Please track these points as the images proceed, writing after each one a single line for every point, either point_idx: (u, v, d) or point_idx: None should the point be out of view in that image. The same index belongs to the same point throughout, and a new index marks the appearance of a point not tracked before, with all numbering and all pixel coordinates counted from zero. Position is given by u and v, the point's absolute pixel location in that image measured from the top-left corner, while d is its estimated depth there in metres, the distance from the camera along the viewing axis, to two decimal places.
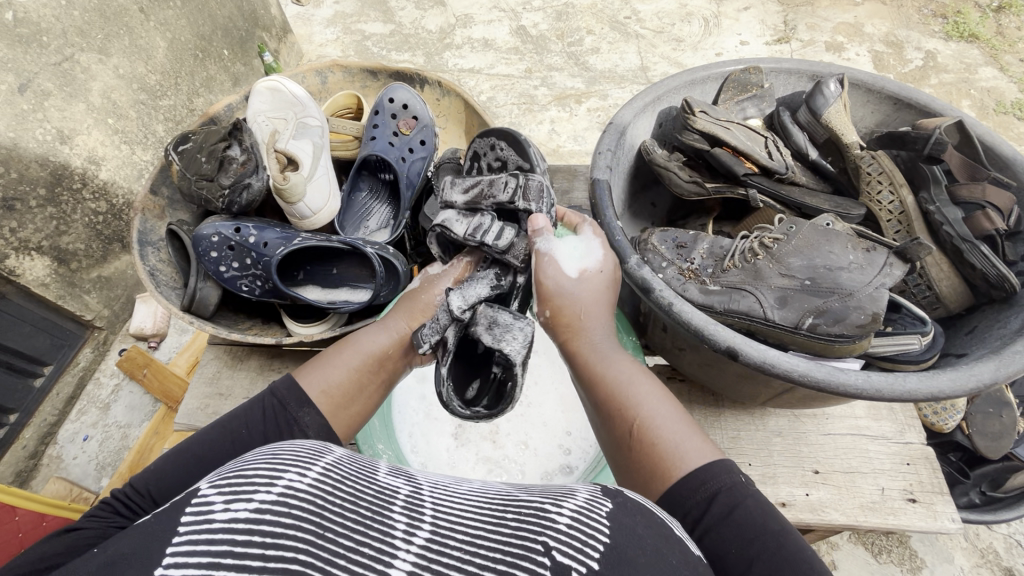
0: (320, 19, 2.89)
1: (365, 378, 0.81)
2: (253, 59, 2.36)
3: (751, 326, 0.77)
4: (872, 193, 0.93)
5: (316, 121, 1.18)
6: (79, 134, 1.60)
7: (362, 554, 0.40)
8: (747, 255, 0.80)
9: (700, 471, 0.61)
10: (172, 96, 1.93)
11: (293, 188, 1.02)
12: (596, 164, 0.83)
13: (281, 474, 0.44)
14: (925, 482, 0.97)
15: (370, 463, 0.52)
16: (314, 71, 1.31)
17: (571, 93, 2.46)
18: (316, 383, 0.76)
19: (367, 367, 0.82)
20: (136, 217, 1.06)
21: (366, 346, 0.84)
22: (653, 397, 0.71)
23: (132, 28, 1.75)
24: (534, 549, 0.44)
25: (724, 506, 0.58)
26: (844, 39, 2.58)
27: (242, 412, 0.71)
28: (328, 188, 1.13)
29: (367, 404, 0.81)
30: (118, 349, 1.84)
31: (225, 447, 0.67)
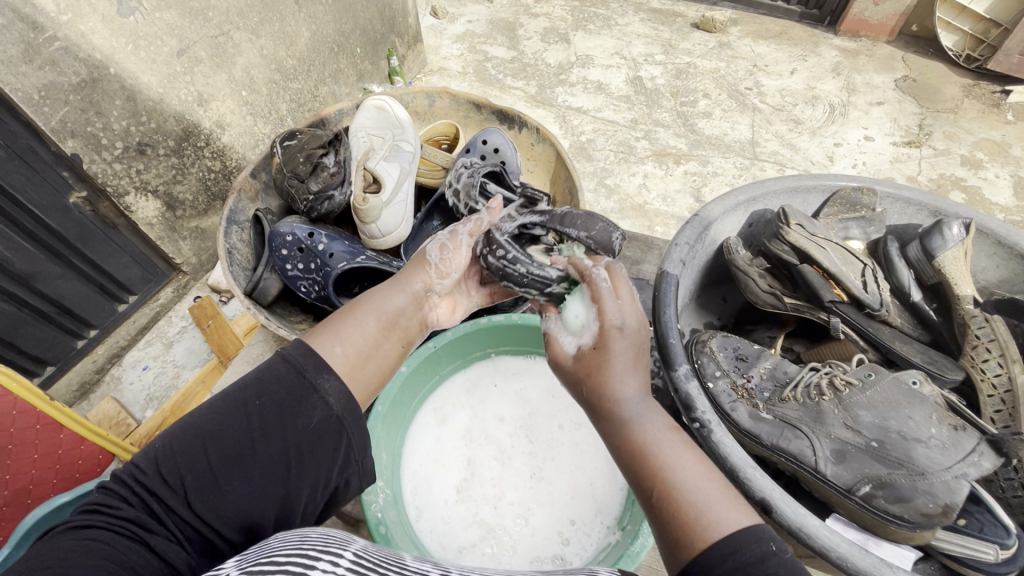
0: (450, 34, 3.05)
1: (383, 336, 0.90)
2: (380, 61, 2.53)
3: (799, 471, 0.90)
4: (979, 363, 0.99)
5: (408, 147, 1.26)
6: (215, 100, 1.77)
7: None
8: (812, 395, 0.94)
9: (732, 542, 0.63)
10: (301, 81, 2.10)
11: (368, 210, 1.13)
12: (672, 256, 0.96)
13: (316, 562, 0.51)
14: None
15: (392, 556, 0.61)
16: (423, 94, 1.37)
17: (671, 152, 2.41)
18: (329, 350, 0.83)
19: (388, 326, 0.91)
20: (231, 197, 1.13)
21: (383, 308, 0.91)
22: (679, 455, 0.73)
23: (285, 17, 1.93)
24: None
25: (752, 568, 0.61)
26: (985, 156, 2.35)
27: (251, 381, 0.78)
28: (404, 213, 1.21)
29: (379, 362, 0.88)
30: (194, 295, 2.00)
31: (228, 422, 0.75)
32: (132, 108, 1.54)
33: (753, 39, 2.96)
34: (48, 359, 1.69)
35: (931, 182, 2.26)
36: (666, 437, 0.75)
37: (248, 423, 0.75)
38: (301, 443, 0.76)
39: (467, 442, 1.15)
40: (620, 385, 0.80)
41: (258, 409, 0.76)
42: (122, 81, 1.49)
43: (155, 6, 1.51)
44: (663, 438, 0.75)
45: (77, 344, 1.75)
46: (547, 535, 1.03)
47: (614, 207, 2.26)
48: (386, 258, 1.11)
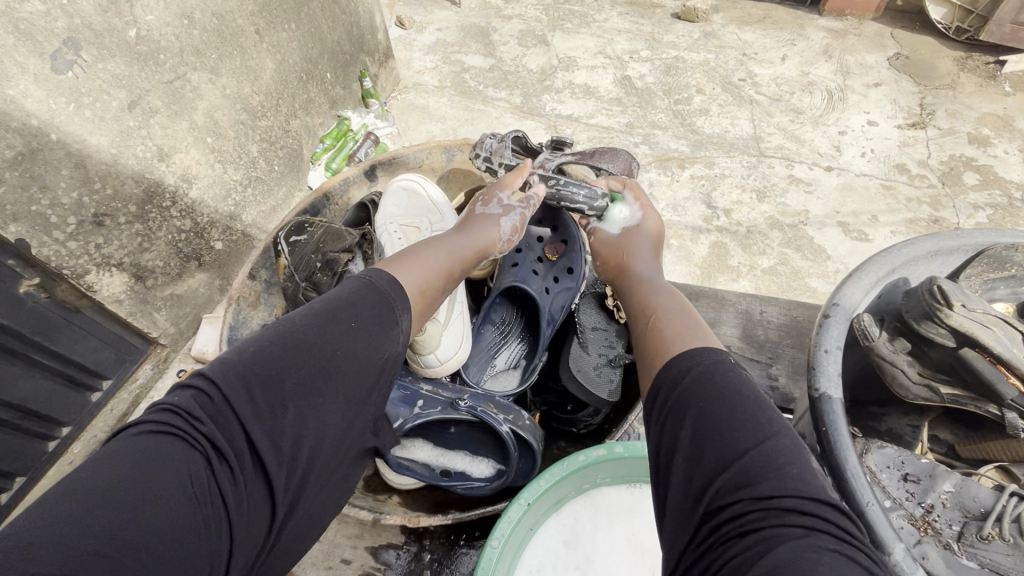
0: (421, 45, 2.85)
1: (447, 282, 0.97)
2: (353, 84, 2.33)
3: None
4: None
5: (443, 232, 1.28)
6: (177, 152, 1.56)
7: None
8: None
9: (694, 351, 0.70)
10: (271, 117, 1.89)
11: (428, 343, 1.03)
12: (825, 367, 0.76)
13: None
14: None
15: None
16: (442, 149, 1.42)
17: (674, 155, 2.29)
18: (408, 281, 0.89)
19: (452, 267, 0.99)
20: (232, 307, 1.17)
21: (447, 249, 1.01)
22: (687, 323, 0.79)
23: (245, 48, 1.72)
24: None
25: (702, 371, 0.66)
26: (991, 132, 2.30)
27: (350, 302, 0.76)
28: (459, 335, 1.14)
29: (441, 295, 0.95)
30: (177, 369, 1.78)
31: (332, 335, 0.72)
32: (82, 175, 1.33)
33: (737, 26, 2.85)
34: (15, 469, 1.47)
35: (942, 165, 2.20)
36: (681, 316, 0.82)
37: (341, 350, 0.71)
38: (368, 378, 0.75)
39: None
40: (637, 270, 1.01)
41: (355, 330, 0.74)
42: (66, 146, 1.28)
43: (96, 57, 1.29)
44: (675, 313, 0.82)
45: (48, 447, 1.54)
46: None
47: None
48: (448, 395, 1.05)
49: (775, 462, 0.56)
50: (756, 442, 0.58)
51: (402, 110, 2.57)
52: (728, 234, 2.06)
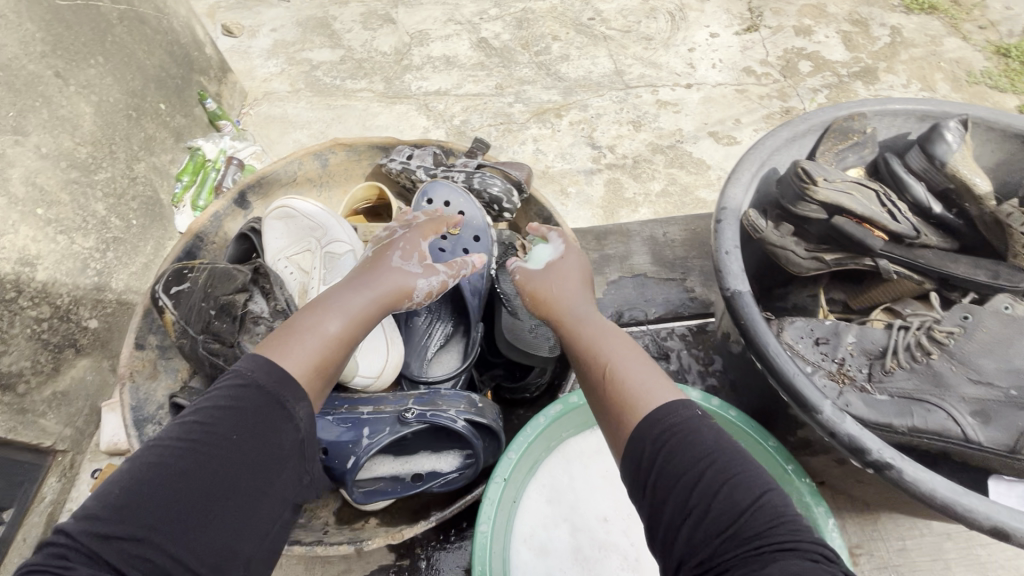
0: (258, 50, 2.62)
1: (344, 346, 0.85)
2: (194, 108, 2.10)
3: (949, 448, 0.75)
4: None
5: (337, 246, 1.18)
6: (4, 234, 1.33)
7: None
8: (915, 354, 0.81)
9: (661, 409, 0.71)
10: (111, 168, 1.67)
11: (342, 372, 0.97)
12: (728, 266, 0.82)
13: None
14: None
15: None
16: (312, 156, 1.33)
17: (549, 107, 2.32)
18: (292, 360, 0.78)
19: (343, 331, 0.85)
20: (126, 389, 1.08)
21: (344, 310, 0.87)
22: (619, 354, 0.81)
23: (50, 97, 1.49)
24: None
25: (677, 431, 0.68)
26: (812, 21, 2.54)
27: (233, 402, 0.72)
28: (381, 344, 1.08)
29: (338, 368, 0.84)
30: (90, 471, 1.58)
31: (208, 453, 0.68)
32: None
33: None
34: None
35: (780, 60, 2.42)
36: (619, 352, 0.81)
37: (221, 458, 0.69)
38: (262, 475, 0.72)
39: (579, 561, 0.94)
40: (573, 312, 0.92)
41: (237, 443, 0.70)
42: None
43: None
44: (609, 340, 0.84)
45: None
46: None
47: None
48: (391, 410, 1.02)
49: (702, 451, 0.65)
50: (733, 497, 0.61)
51: (260, 124, 2.37)
52: (618, 169, 2.15)
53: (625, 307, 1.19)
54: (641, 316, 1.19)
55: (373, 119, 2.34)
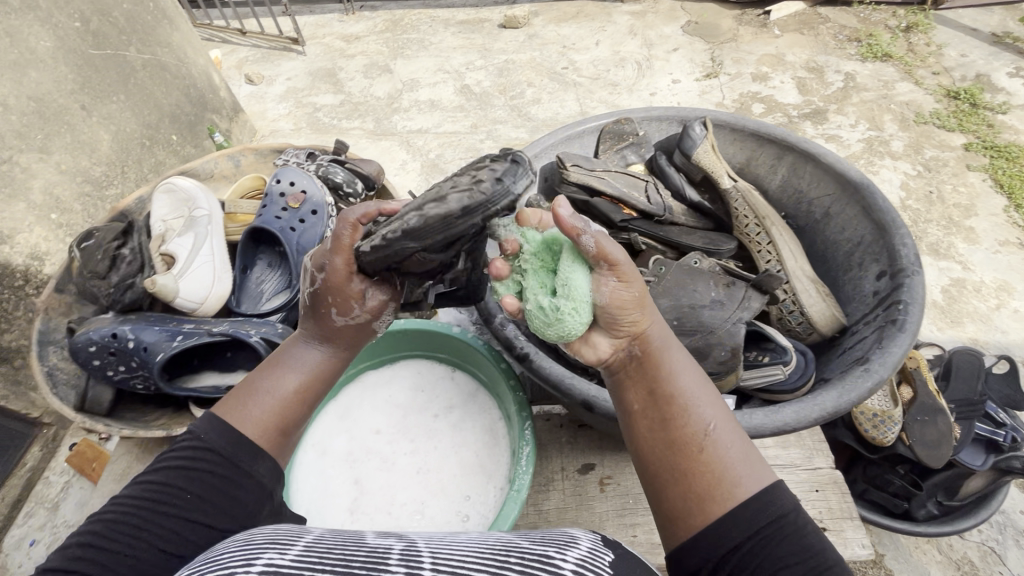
0: (273, 95, 3.01)
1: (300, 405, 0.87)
2: (204, 141, 2.35)
3: None
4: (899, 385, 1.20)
5: (204, 213, 1.30)
6: (20, 233, 1.62)
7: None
8: None
9: (762, 497, 0.68)
10: (121, 185, 1.97)
11: (161, 289, 1.14)
12: (479, 225, 0.78)
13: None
14: (833, 508, 1.01)
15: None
16: (226, 157, 1.49)
17: (515, 142, 2.56)
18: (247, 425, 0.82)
19: (292, 401, 0.86)
20: (38, 320, 1.17)
21: (294, 377, 0.87)
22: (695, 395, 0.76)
23: (74, 126, 1.80)
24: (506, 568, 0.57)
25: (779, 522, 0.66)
26: (769, 69, 2.73)
27: (173, 474, 0.76)
28: (209, 277, 1.25)
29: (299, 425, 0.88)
30: (70, 443, 1.72)
31: (161, 510, 0.73)
32: None
33: (556, 24, 3.25)
34: None
35: (735, 102, 2.60)
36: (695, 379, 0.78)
37: (176, 527, 0.72)
38: (225, 523, 0.75)
39: (351, 464, 1.16)
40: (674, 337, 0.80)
41: (189, 503, 0.74)
42: None
43: None
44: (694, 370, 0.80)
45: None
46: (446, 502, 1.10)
47: None
48: (211, 326, 1.16)
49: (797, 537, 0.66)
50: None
51: None
52: None
53: None
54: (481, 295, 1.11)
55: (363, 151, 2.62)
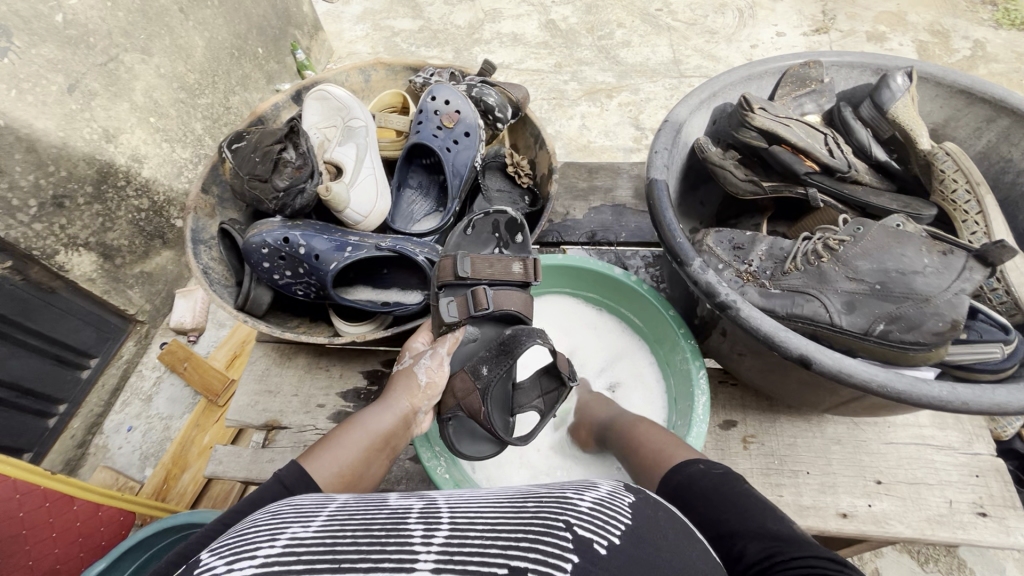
0: (350, 16, 2.63)
1: (383, 457, 0.59)
2: (284, 57, 1.88)
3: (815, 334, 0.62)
4: None
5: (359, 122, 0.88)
6: (125, 133, 1.27)
7: (385, 568, 0.32)
8: (811, 258, 0.65)
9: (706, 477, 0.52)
10: (212, 95, 1.52)
11: (339, 194, 0.71)
12: (651, 162, 0.68)
13: (283, 528, 0.36)
14: (995, 494, 0.68)
15: (376, 498, 0.43)
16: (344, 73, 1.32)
17: (602, 87, 2.31)
18: (320, 476, 0.52)
19: (375, 453, 0.58)
20: (187, 217, 0.81)
21: (369, 425, 0.59)
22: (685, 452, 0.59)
23: (172, 26, 1.38)
24: (553, 526, 0.38)
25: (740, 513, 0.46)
26: (887, 29, 2.31)
27: None
28: (381, 186, 0.81)
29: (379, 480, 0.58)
30: (160, 344, 1.52)
31: None
32: (36, 159, 1.09)
33: None
34: (17, 448, 1.25)
35: None
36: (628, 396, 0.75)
37: None
38: None
39: None
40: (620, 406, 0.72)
41: None
42: (11, 131, 1.05)
43: (28, 41, 1.06)
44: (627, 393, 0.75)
45: (49, 424, 1.32)
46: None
47: (562, 154, 2.16)
48: None
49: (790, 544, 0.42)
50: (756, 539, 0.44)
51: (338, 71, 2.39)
52: None
53: (598, 227, 0.99)
54: (612, 238, 0.98)
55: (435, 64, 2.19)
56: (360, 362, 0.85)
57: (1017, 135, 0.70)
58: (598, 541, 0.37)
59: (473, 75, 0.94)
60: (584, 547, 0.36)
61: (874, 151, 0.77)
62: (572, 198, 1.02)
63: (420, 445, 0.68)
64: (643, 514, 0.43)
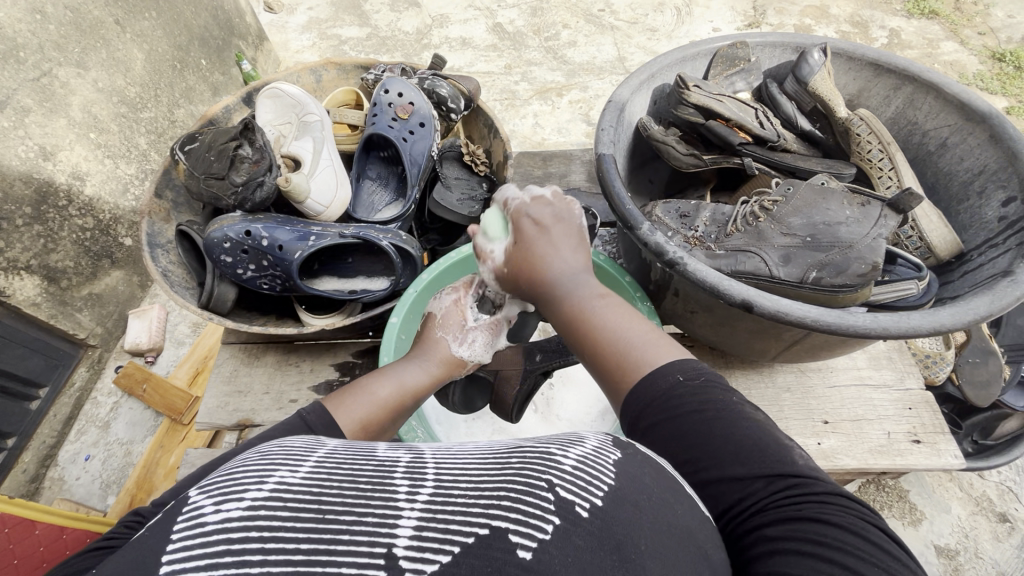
0: (294, 26, 2.57)
1: (405, 415, 0.57)
2: (230, 69, 1.83)
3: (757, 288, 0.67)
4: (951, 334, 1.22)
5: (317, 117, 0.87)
6: (63, 150, 1.22)
7: (367, 523, 0.31)
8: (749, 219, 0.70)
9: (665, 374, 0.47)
10: (155, 108, 1.47)
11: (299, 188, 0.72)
12: (599, 139, 0.72)
13: (270, 470, 0.34)
14: (926, 423, 0.75)
15: (366, 446, 0.40)
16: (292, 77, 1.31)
17: (552, 86, 2.33)
18: (346, 421, 0.49)
19: (401, 410, 0.56)
20: (142, 221, 0.80)
21: (403, 378, 0.57)
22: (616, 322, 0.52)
23: (109, 39, 1.33)
24: (535, 484, 0.34)
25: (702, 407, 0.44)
26: (813, 21, 2.39)
27: None
28: (340, 178, 0.82)
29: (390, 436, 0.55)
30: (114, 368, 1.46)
31: None
32: None
33: None
34: None
35: None
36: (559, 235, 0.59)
37: None
38: None
39: None
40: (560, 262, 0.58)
41: None
42: None
43: None
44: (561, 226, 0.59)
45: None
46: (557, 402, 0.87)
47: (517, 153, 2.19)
48: None
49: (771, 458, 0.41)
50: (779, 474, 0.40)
51: None
52: None
53: None
54: None
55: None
56: (331, 356, 0.86)
57: (920, 100, 0.78)
58: (581, 503, 0.33)
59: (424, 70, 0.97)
60: (567, 510, 0.32)
61: (801, 122, 0.84)
62: (529, 185, 1.06)
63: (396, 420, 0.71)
64: (631, 472, 0.37)
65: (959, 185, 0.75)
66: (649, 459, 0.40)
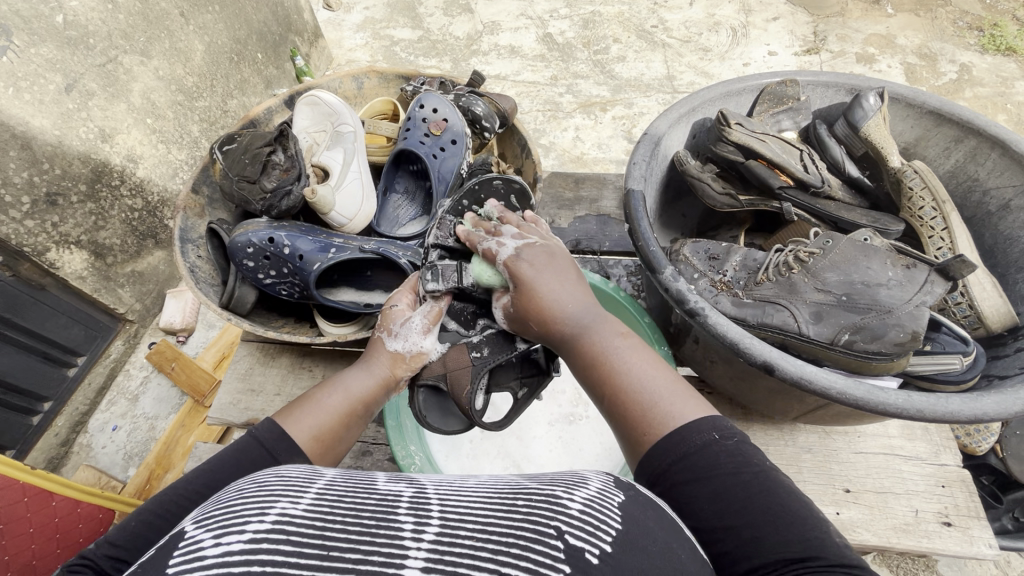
0: (350, 24, 2.62)
1: (360, 420, 0.59)
2: (284, 64, 1.88)
3: (784, 342, 0.63)
4: None
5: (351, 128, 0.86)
6: (121, 133, 1.27)
7: (373, 561, 0.29)
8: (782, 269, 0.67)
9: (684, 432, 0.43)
10: (210, 98, 1.52)
11: (323, 203, 0.74)
12: (630, 173, 0.70)
13: (271, 503, 0.33)
14: (959, 504, 0.70)
15: (366, 477, 0.39)
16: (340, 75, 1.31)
17: (596, 101, 2.29)
18: (299, 434, 0.52)
19: (354, 416, 0.57)
20: (177, 215, 0.83)
21: (350, 387, 0.59)
22: (633, 360, 0.50)
23: (173, 30, 1.38)
24: (544, 531, 0.32)
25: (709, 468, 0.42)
26: (876, 50, 2.28)
27: None
28: (363, 191, 0.83)
29: (349, 444, 0.57)
30: (148, 344, 1.51)
31: None
32: (29, 156, 1.08)
33: None
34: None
35: None
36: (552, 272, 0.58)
37: None
38: None
39: None
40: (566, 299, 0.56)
41: None
42: (7, 129, 1.04)
43: (28, 41, 1.05)
44: (556, 261, 0.59)
45: (33, 421, 1.31)
46: (568, 432, 0.82)
47: (554, 165, 2.15)
48: None
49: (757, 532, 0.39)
50: (793, 531, 0.37)
51: None
52: None
53: (583, 236, 1.00)
54: (596, 247, 0.99)
55: (430, 71, 2.16)
56: (343, 363, 0.87)
57: (983, 155, 0.73)
58: (591, 551, 0.32)
59: (463, 85, 0.96)
60: (577, 557, 0.31)
61: (849, 172, 0.79)
62: (558, 207, 1.04)
63: (395, 443, 0.73)
64: (636, 515, 0.36)
65: (1019, 251, 0.69)
66: (653, 500, 0.39)
